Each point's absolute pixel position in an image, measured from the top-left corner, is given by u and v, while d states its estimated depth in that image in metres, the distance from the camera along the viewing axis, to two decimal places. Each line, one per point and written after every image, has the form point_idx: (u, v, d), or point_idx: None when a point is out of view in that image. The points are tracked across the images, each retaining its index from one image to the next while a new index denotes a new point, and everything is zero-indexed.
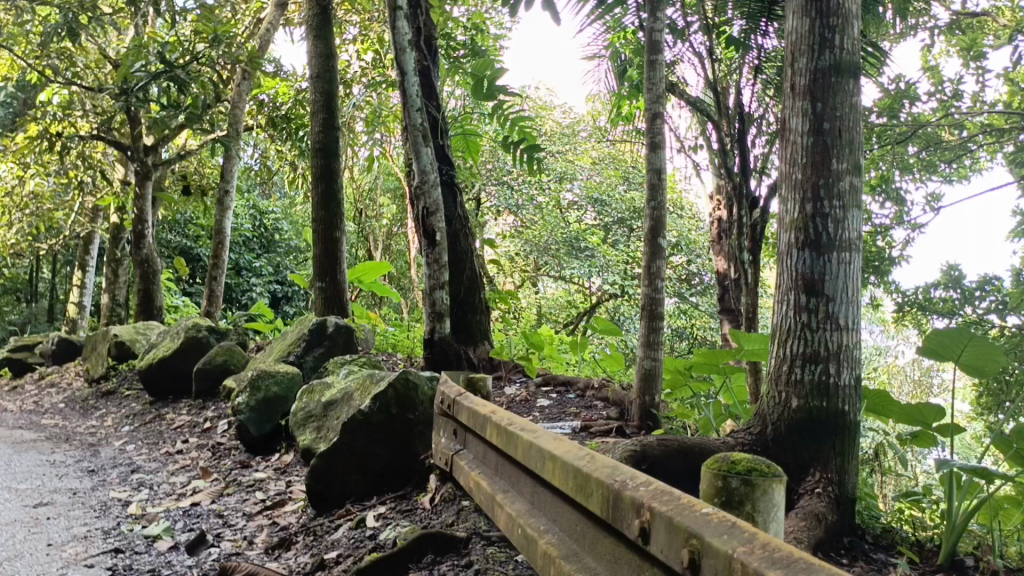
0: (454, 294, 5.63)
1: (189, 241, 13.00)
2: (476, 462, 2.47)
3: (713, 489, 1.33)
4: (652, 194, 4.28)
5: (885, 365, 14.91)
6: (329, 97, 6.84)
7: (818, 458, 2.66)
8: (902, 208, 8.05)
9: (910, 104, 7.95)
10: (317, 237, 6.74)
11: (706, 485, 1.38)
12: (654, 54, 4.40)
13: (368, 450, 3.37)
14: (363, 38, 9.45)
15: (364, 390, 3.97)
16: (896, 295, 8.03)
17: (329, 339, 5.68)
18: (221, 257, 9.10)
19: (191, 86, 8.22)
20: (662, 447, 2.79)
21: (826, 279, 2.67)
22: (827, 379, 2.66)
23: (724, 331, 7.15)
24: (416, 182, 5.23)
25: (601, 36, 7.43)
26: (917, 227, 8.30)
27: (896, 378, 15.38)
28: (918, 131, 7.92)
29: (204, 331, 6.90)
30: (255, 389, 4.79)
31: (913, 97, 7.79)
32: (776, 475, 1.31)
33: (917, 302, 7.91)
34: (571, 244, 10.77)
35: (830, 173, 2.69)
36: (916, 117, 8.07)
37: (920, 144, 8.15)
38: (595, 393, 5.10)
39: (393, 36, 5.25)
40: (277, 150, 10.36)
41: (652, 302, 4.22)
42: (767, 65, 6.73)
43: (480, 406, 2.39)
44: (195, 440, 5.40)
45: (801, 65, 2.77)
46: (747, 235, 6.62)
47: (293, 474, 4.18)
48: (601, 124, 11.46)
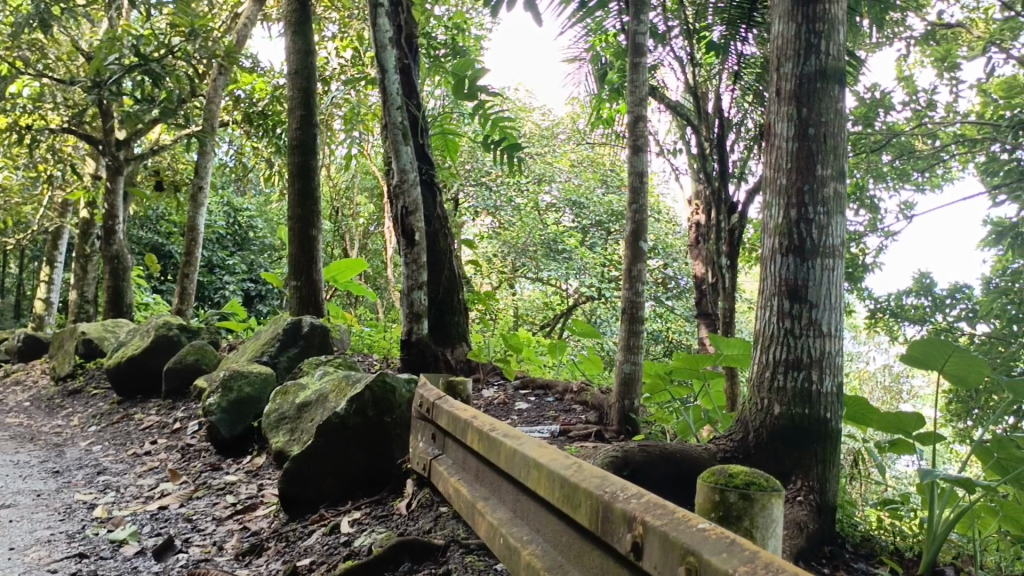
0: (432, 295, 5.60)
1: (161, 237, 12.81)
2: (455, 467, 2.42)
3: (709, 503, 1.27)
4: (633, 197, 4.25)
5: (856, 370, 15.06)
6: (307, 94, 6.76)
7: (800, 466, 2.63)
8: (876, 216, 8.11)
9: (885, 113, 8.02)
10: (293, 236, 6.65)
11: (700, 498, 1.31)
12: (637, 57, 4.39)
13: (343, 454, 3.30)
14: (342, 35, 9.35)
15: (340, 392, 3.91)
16: (869, 302, 8.10)
17: (303, 339, 5.59)
18: (194, 254, 8.96)
19: (166, 80, 8.08)
20: (644, 452, 2.76)
21: (810, 285, 2.65)
22: (810, 386, 2.64)
23: (701, 336, 7.15)
24: (395, 181, 5.17)
25: (582, 39, 7.41)
26: (891, 235, 8.37)
27: (866, 384, 15.53)
28: (893, 140, 8.00)
29: (175, 330, 6.77)
30: (227, 389, 4.70)
31: (888, 106, 7.86)
32: (775, 487, 1.26)
33: (890, 309, 7.98)
34: (548, 246, 10.75)
35: (815, 179, 2.67)
36: (891, 126, 8.15)
37: (895, 153, 8.23)
38: (573, 396, 5.07)
39: (373, 33, 5.18)
40: (253, 147, 10.23)
41: (632, 306, 4.19)
42: (746, 71, 6.80)
43: (460, 410, 2.34)
44: (164, 441, 5.29)
45: (787, 70, 2.75)
46: (725, 240, 6.64)
47: (265, 477, 4.10)
48: (579, 127, 11.45)
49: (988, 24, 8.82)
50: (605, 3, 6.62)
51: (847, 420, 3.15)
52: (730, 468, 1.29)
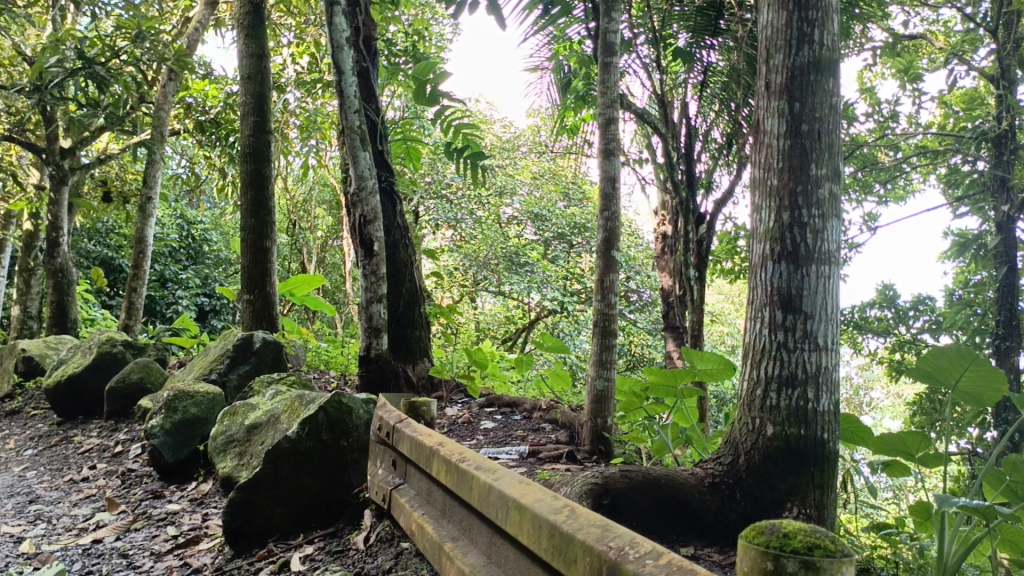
0: (392, 309, 5.32)
1: (110, 251, 12.31)
2: (419, 499, 2.15)
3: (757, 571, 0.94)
4: (605, 204, 4.02)
5: None
6: (261, 99, 6.44)
7: (796, 492, 2.40)
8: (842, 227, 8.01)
9: (849, 125, 7.96)
10: (245, 247, 6.31)
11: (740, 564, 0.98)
12: (608, 58, 4.18)
13: (296, 481, 3.02)
14: (299, 41, 9.04)
15: (292, 414, 3.61)
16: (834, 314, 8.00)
17: (255, 356, 5.27)
18: (143, 266, 8.50)
19: (113, 86, 7.66)
20: (626, 479, 2.56)
21: (804, 294, 2.44)
22: (805, 405, 2.42)
23: (669, 350, 6.94)
24: (353, 189, 4.89)
25: (545, 46, 7.21)
26: (855, 247, 8.28)
27: None
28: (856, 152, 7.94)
29: (120, 346, 6.36)
30: (171, 410, 4.37)
31: (852, 118, 7.79)
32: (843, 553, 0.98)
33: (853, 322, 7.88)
34: (511, 259, 10.52)
35: (809, 179, 2.47)
36: (854, 138, 8.11)
37: (857, 164, 8.17)
38: (541, 414, 4.79)
39: (329, 32, 4.91)
40: (204, 157, 9.81)
41: (603, 319, 3.96)
42: (712, 79, 6.66)
43: (423, 437, 2.07)
44: (103, 466, 4.92)
45: (777, 62, 2.55)
46: (693, 251, 6.50)
47: (211, 505, 3.78)
48: (541, 139, 11.27)
49: (948, 37, 8.83)
50: (569, 10, 6.44)
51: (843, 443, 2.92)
52: (783, 523, 1.01)
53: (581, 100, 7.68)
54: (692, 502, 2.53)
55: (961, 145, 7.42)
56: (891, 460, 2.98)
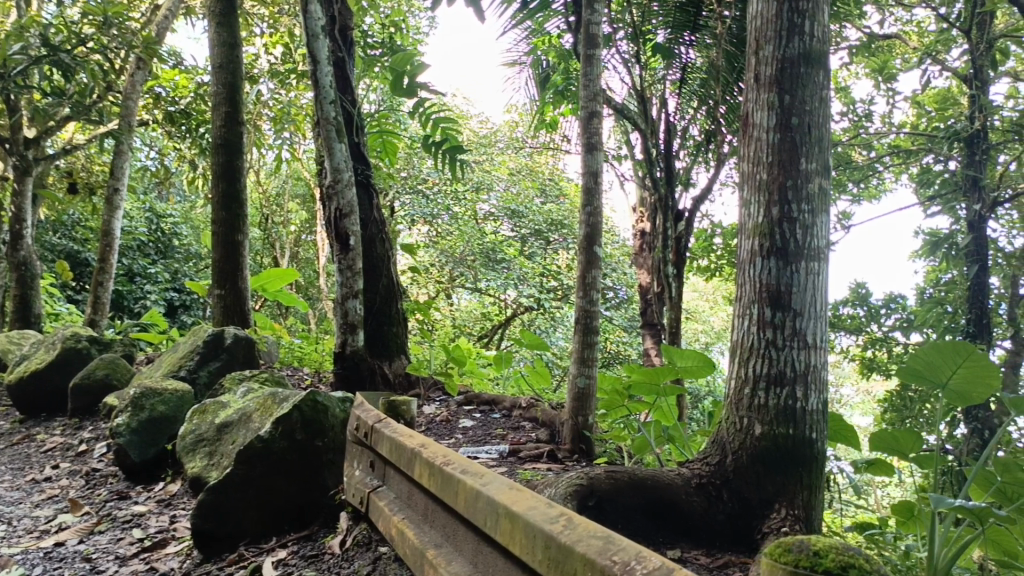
0: (368, 305, 5.22)
1: (76, 244, 12.03)
2: (399, 503, 2.07)
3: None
4: (587, 199, 3.95)
5: None
6: (233, 89, 6.29)
7: (784, 492, 2.34)
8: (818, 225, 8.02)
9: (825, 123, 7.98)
10: (215, 241, 6.16)
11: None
12: (589, 50, 4.11)
13: (268, 483, 2.92)
14: (273, 32, 8.88)
15: (265, 412, 3.51)
16: None
17: (226, 352, 5.13)
18: (110, 259, 8.28)
19: (79, 74, 7.44)
20: (611, 480, 2.48)
21: (794, 291, 2.38)
22: (794, 404, 2.36)
23: (647, 347, 6.90)
24: (328, 181, 4.78)
25: (524, 41, 7.15)
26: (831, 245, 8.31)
27: None
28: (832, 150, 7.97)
29: (85, 342, 6.18)
30: (138, 408, 4.23)
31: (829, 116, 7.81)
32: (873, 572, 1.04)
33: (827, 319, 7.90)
34: (487, 256, 10.46)
35: (798, 173, 2.41)
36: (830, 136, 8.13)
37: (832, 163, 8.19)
38: (521, 413, 4.71)
39: (304, 20, 4.79)
40: (174, 148, 9.60)
41: (586, 316, 3.89)
42: (691, 76, 6.63)
43: (404, 438, 1.99)
44: (67, 466, 4.76)
45: (767, 53, 2.49)
46: (672, 248, 6.48)
47: (179, 507, 3.66)
48: (518, 135, 11.20)
49: (921, 37, 8.89)
50: (547, 4, 6.37)
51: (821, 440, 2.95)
52: (812, 541, 1.04)
53: (559, 95, 7.61)
54: (679, 503, 2.46)
55: (932, 145, 7.46)
56: (875, 460, 2.95)
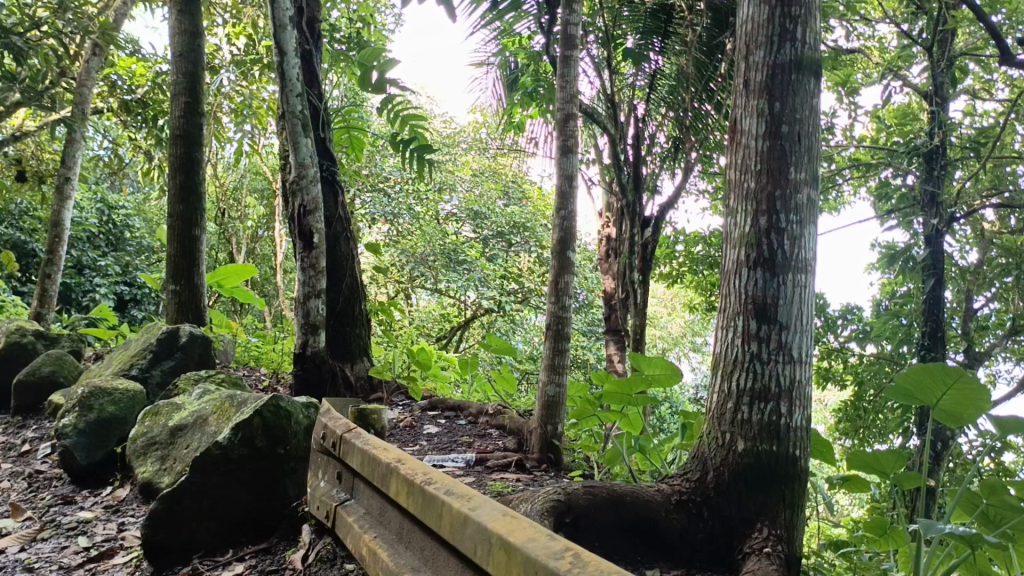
0: (331, 304, 5.07)
1: (24, 234, 11.61)
2: (370, 520, 1.94)
3: None
4: (561, 203, 3.86)
5: None
6: (194, 79, 6.08)
7: (765, 511, 2.27)
8: None
9: None
10: (172, 235, 5.94)
11: None
12: (568, 51, 4.02)
13: (225, 492, 2.77)
14: (236, 22, 8.65)
15: (222, 416, 3.36)
16: None
17: (181, 351, 4.94)
18: (59, 251, 7.96)
19: (32, 59, 7.12)
20: (589, 495, 2.38)
21: (780, 303, 2.32)
22: (778, 420, 2.29)
23: (610, 353, 6.86)
24: (292, 176, 4.62)
25: (493, 41, 7.06)
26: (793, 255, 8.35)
27: None
28: None
29: (30, 337, 5.91)
30: (86, 408, 4.03)
31: None
32: None
33: None
34: (448, 256, 10.33)
35: (787, 183, 2.35)
36: None
37: None
38: (487, 420, 4.61)
39: (272, 10, 4.63)
40: (129, 138, 9.27)
41: (557, 322, 3.80)
42: (660, 81, 6.60)
43: (379, 452, 1.87)
44: (8, 466, 4.52)
45: (757, 58, 2.43)
46: (638, 255, 6.43)
47: (128, 514, 3.48)
48: (482, 136, 11.10)
49: (883, 53, 9.01)
50: (518, 6, 6.28)
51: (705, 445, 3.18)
52: None
53: (528, 97, 7.52)
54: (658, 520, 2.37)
55: (890, 158, 7.52)
56: (852, 476, 2.92)
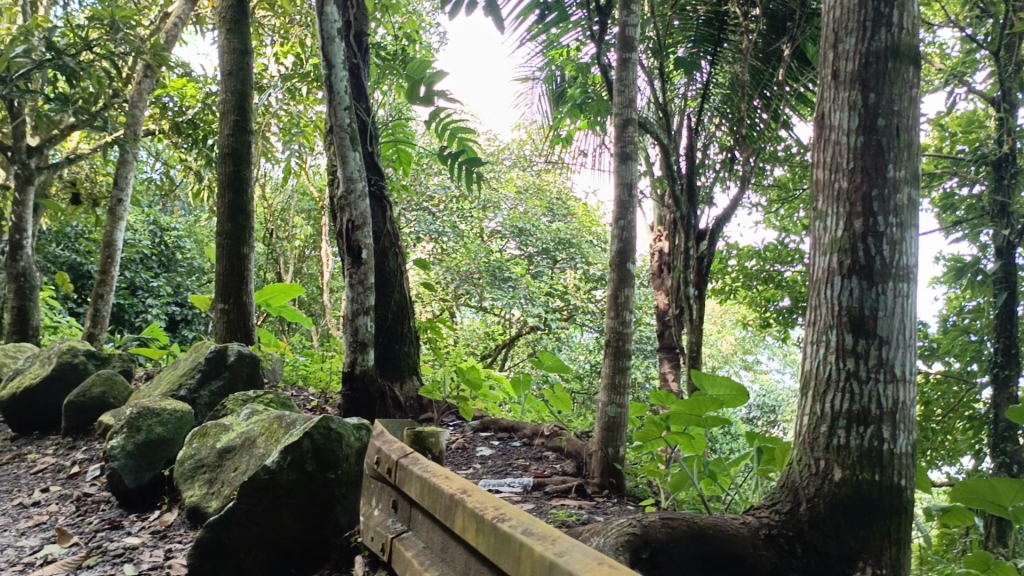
0: (379, 322, 4.94)
1: (79, 256, 11.76)
2: (431, 556, 1.75)
3: None
4: (620, 213, 3.66)
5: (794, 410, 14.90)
6: (242, 97, 6.04)
7: (868, 548, 2.06)
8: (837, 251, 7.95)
9: None
10: (221, 254, 5.88)
11: None
12: (625, 53, 3.84)
13: (274, 519, 2.62)
14: (283, 42, 8.66)
15: (271, 437, 3.23)
16: None
17: (229, 370, 4.83)
18: (111, 272, 7.98)
19: (85, 81, 7.13)
20: (667, 529, 2.18)
21: (880, 316, 2.10)
22: (880, 446, 2.07)
23: (663, 371, 6.62)
24: (340, 192, 4.51)
25: (539, 54, 6.92)
26: None
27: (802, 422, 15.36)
28: None
29: (82, 356, 5.87)
30: (134, 429, 3.93)
31: None
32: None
33: None
34: (494, 274, 10.15)
35: (886, 182, 2.14)
36: None
37: None
38: (543, 442, 4.39)
39: (320, 22, 4.54)
40: (180, 160, 9.32)
41: (617, 338, 3.60)
42: (714, 90, 6.37)
43: (441, 481, 1.69)
44: (57, 489, 4.44)
45: (848, 46, 2.23)
46: (694, 269, 6.15)
47: (174, 540, 3.35)
48: (527, 153, 10.98)
49: (944, 59, 8.65)
50: (563, 19, 6.15)
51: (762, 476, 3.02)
52: None
53: (576, 109, 7.35)
54: (746, 557, 2.17)
55: (954, 167, 7.15)
56: (952, 507, 2.66)
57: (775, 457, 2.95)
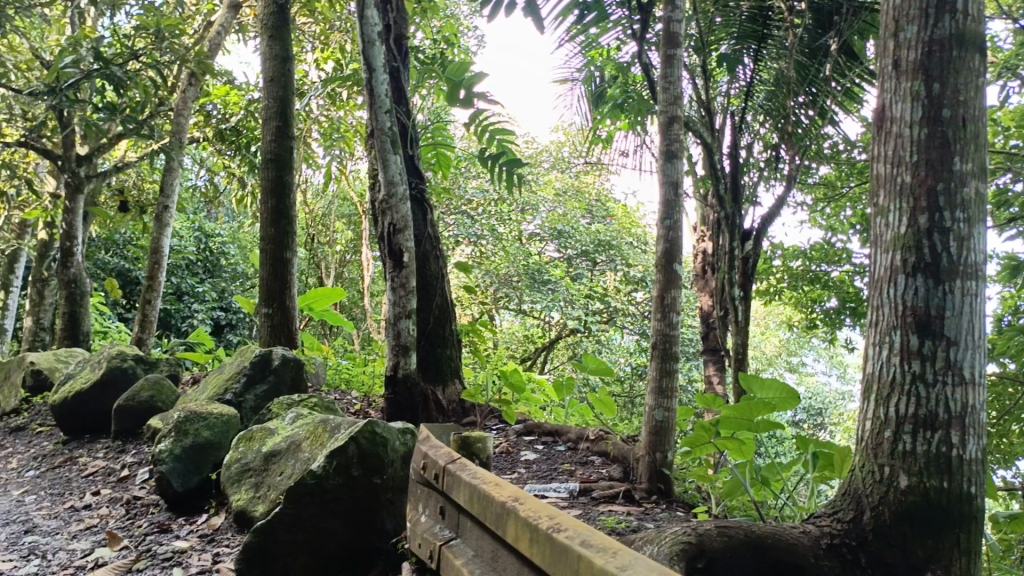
0: (421, 325, 4.92)
1: (127, 262, 11.99)
2: (480, 565, 1.71)
3: None
4: (666, 212, 3.60)
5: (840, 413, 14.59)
6: (284, 103, 6.09)
7: (937, 558, 2.01)
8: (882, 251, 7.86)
9: None
10: (264, 258, 5.91)
11: None
12: (670, 49, 3.78)
13: (321, 524, 2.60)
14: (323, 47, 8.71)
15: (316, 441, 3.22)
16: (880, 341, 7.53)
17: (274, 374, 4.85)
18: (158, 278, 8.10)
19: (131, 90, 7.24)
20: (724, 538, 2.10)
21: (947, 316, 2.04)
22: (949, 452, 2.01)
23: (708, 374, 6.50)
24: (381, 195, 4.50)
25: (577, 55, 6.87)
26: None
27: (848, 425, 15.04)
28: None
29: (130, 361, 5.95)
30: (182, 433, 3.97)
31: None
32: None
33: None
34: (534, 277, 10.06)
35: (952, 175, 2.08)
36: None
37: None
38: (588, 446, 4.32)
39: (360, 26, 4.54)
40: (223, 166, 9.44)
41: (664, 340, 3.52)
42: (758, 88, 6.23)
43: (491, 488, 1.65)
44: (107, 493, 4.49)
45: (910, 35, 2.16)
46: (739, 269, 6.01)
47: (222, 544, 3.36)
48: (566, 155, 10.92)
49: (996, 51, 8.37)
50: (602, 19, 6.08)
51: (819, 482, 2.92)
52: None
53: (616, 109, 7.28)
54: (808, 567, 2.11)
55: (1008, 162, 6.91)
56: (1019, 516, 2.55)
57: (833, 462, 2.86)
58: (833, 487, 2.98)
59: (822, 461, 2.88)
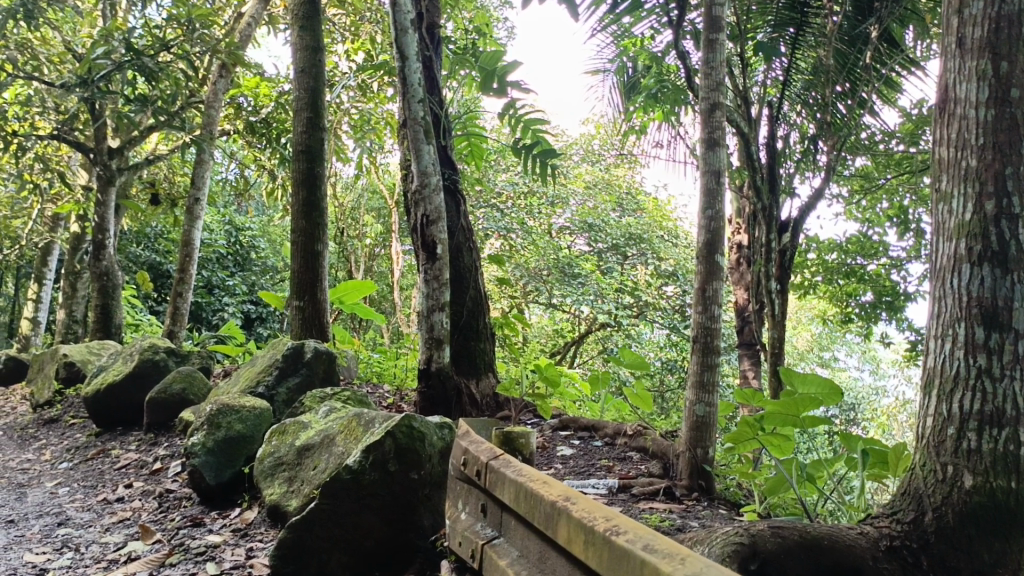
0: (454, 318, 4.86)
1: (159, 256, 12.08)
2: (526, 566, 1.63)
3: None
4: (708, 202, 3.49)
5: (874, 409, 14.33)
6: (315, 94, 6.05)
7: (1005, 561, 1.90)
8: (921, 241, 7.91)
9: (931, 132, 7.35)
10: (295, 251, 5.89)
11: None
12: (712, 34, 3.67)
13: (357, 520, 2.55)
14: (353, 38, 8.66)
15: (351, 435, 3.17)
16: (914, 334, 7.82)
17: (306, 367, 4.81)
18: (189, 271, 8.11)
19: (162, 83, 7.24)
20: (778, 539, 1.98)
21: (1015, 308, 1.94)
22: (1018, 450, 1.91)
23: (743, 369, 6.37)
24: (415, 186, 4.44)
25: (609, 45, 6.76)
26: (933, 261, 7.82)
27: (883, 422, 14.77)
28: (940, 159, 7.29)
29: (162, 354, 5.96)
30: (215, 426, 3.94)
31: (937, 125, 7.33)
32: None
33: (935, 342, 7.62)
34: (564, 271, 10.16)
35: (1020, 159, 1.97)
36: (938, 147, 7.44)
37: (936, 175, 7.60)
38: (625, 442, 4.23)
39: (393, 14, 4.48)
40: (255, 159, 9.43)
41: (705, 333, 3.42)
42: (795, 77, 6.03)
43: (539, 486, 1.57)
44: (140, 485, 4.48)
45: (976, 11, 2.05)
46: (776, 262, 5.87)
47: (255, 539, 3.33)
48: (596, 147, 10.79)
49: None
50: (636, 7, 5.96)
51: (870, 480, 2.82)
52: None
53: (649, 99, 7.15)
54: (866, 571, 1.99)
55: None
56: None
57: (887, 460, 2.75)
58: (884, 486, 2.87)
59: (875, 458, 2.78)
